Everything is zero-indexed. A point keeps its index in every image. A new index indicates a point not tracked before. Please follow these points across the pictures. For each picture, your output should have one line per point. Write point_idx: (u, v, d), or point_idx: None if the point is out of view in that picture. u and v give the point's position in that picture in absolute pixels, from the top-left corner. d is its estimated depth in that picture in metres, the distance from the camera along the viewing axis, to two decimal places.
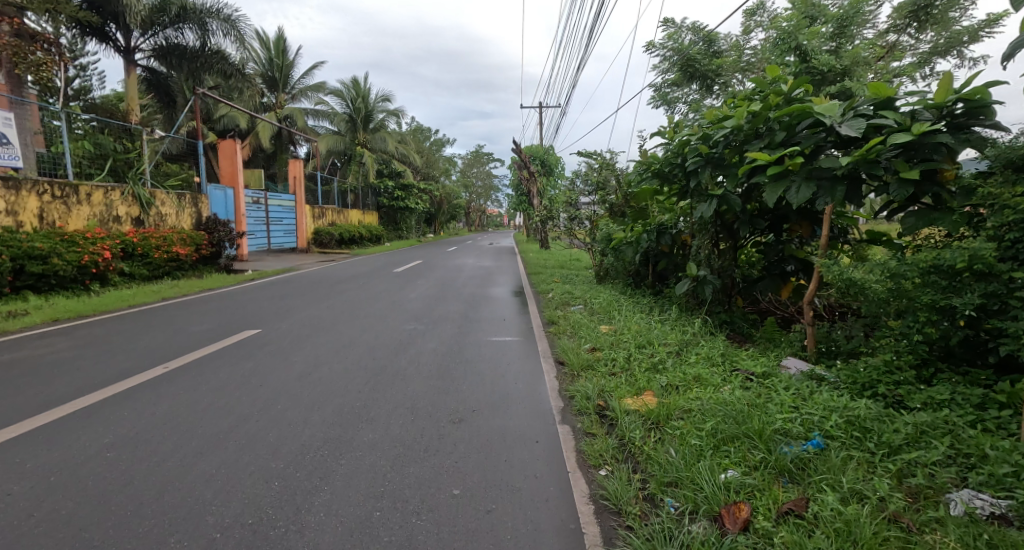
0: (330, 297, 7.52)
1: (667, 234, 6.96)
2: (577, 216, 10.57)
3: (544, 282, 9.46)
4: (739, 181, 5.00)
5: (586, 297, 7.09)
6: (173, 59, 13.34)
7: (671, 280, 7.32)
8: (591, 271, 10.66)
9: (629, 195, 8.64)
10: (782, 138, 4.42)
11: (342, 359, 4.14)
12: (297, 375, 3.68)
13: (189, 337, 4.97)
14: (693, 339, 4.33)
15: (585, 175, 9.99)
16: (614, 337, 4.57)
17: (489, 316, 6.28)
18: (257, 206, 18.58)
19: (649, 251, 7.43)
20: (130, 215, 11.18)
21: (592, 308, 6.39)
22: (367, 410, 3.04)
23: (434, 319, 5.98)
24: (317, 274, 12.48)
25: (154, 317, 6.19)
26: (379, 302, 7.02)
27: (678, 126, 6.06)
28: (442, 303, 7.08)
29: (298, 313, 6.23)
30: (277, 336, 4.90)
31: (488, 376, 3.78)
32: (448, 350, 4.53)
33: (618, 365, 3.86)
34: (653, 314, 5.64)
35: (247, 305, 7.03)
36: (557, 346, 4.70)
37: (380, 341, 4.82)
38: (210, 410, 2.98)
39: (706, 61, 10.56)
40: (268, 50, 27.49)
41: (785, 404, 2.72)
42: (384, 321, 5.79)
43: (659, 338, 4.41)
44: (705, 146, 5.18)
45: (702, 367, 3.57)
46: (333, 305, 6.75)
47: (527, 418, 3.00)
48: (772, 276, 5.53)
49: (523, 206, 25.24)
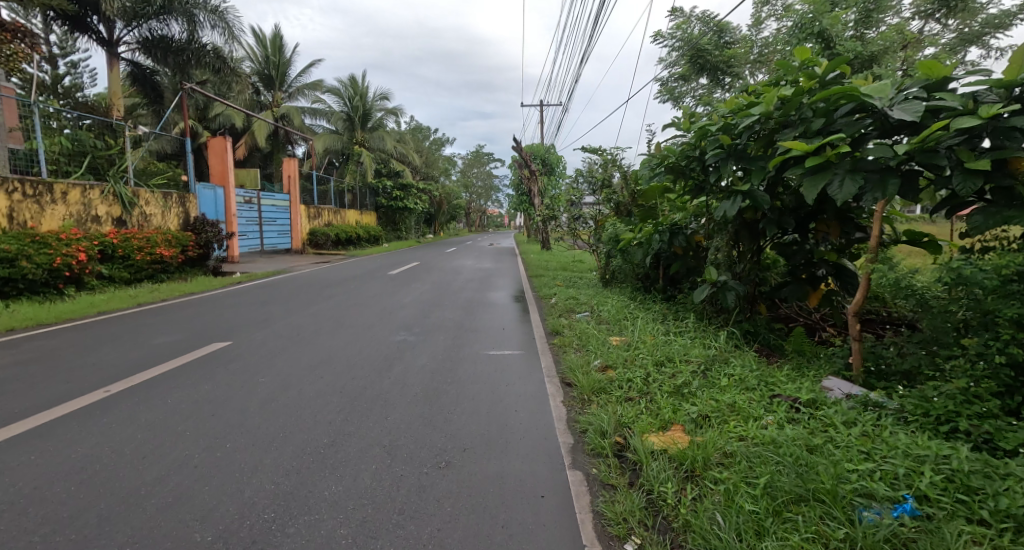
0: (316, 304, 6.98)
1: (681, 235, 6.34)
2: (581, 217, 10.03)
3: (546, 286, 8.93)
4: (765, 175, 4.45)
5: (592, 304, 6.55)
6: (158, 53, 12.81)
7: (685, 285, 6.77)
8: (595, 273, 10.12)
9: (637, 194, 8.11)
10: (819, 125, 3.87)
11: (316, 379, 3.60)
12: (260, 400, 3.16)
13: (151, 351, 4.45)
14: (719, 355, 3.78)
15: (590, 172, 9.45)
16: (629, 353, 4.02)
17: (488, 325, 5.74)
18: (250, 206, 18.01)
19: (660, 254, 6.88)
20: (110, 214, 10.64)
21: (600, 316, 5.85)
22: (335, 452, 2.50)
23: (427, 329, 5.44)
24: (309, 277, 11.95)
25: (121, 326, 5.66)
26: (368, 309, 6.48)
27: (693, 116, 5.53)
28: (437, 310, 6.53)
29: (279, 322, 5.70)
30: (248, 350, 4.38)
31: (483, 401, 3.24)
32: (439, 368, 3.99)
33: (636, 388, 3.32)
34: (669, 325, 5.09)
35: (227, 312, 6.51)
36: (563, 362, 4.16)
37: (363, 356, 4.27)
38: (145, 451, 2.47)
39: (717, 52, 10.04)
40: (264, 47, 27.01)
41: (853, 447, 2.17)
42: (371, 332, 5.24)
43: (680, 354, 3.86)
44: (727, 136, 4.64)
45: (736, 392, 3.03)
46: (317, 313, 6.21)
47: (529, 460, 2.45)
48: (799, 281, 5.04)
49: (523, 206, 24.69)
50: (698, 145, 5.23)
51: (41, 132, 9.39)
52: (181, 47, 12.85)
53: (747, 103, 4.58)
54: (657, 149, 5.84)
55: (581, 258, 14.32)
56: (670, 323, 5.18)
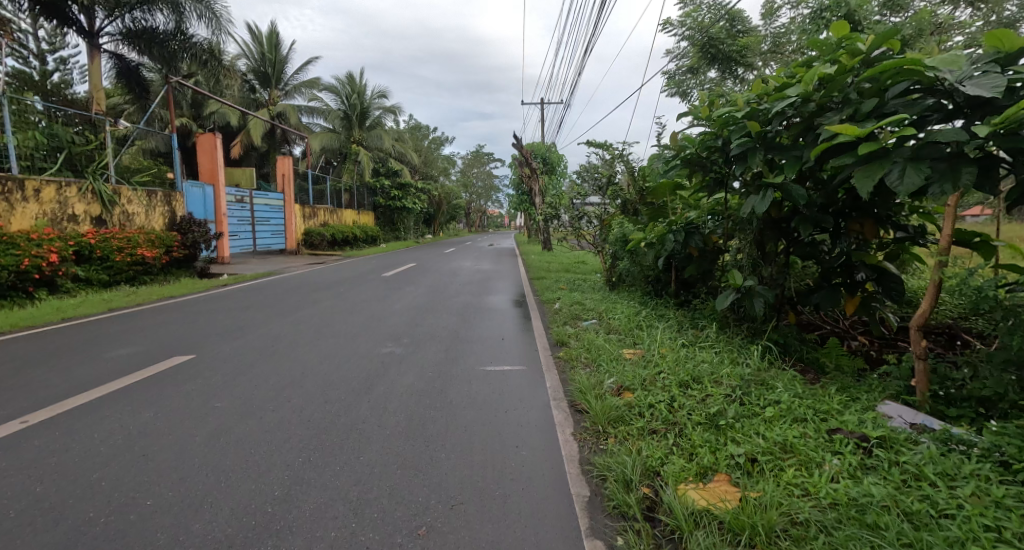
0: (301, 309, 6.45)
1: (696, 235, 5.78)
2: (585, 216, 9.46)
3: (548, 289, 8.39)
4: (800, 166, 3.91)
5: (600, 310, 6.00)
6: (141, 45, 12.26)
7: (704, 290, 6.19)
8: (600, 276, 9.58)
9: (647, 191, 7.56)
10: (869, 108, 3.33)
11: (281, 404, 3.07)
12: (208, 434, 2.64)
13: (100, 367, 3.92)
14: (756, 374, 3.23)
15: (595, 168, 8.92)
16: (647, 372, 3.47)
17: (485, 334, 5.20)
18: (242, 205, 17.46)
19: (673, 255, 6.34)
20: (89, 213, 10.09)
21: (611, 325, 5.30)
22: (286, 513, 1.96)
23: (418, 339, 4.90)
24: (300, 279, 11.43)
25: (82, 335, 5.14)
26: (356, 316, 5.95)
27: (714, 103, 4.99)
28: (430, 317, 5.99)
29: (254, 330, 5.17)
30: (212, 366, 3.85)
31: (477, 435, 2.71)
32: (429, 388, 3.45)
33: (660, 418, 2.78)
34: (690, 336, 4.56)
35: (202, 318, 5.98)
36: (571, 380, 3.62)
37: (342, 373, 3.74)
38: (37, 515, 1.93)
39: (730, 41, 9.51)
40: (259, 44, 26.47)
41: (968, 518, 1.63)
42: (354, 342, 4.71)
43: (708, 374, 3.32)
44: (755, 123, 4.10)
45: (785, 425, 2.49)
46: (299, 320, 5.68)
47: (535, 525, 1.92)
48: (834, 286, 4.49)
49: (523, 206, 24.16)
50: (722, 134, 4.69)
51: (12, 125, 8.85)
52: (165, 38, 12.32)
53: (780, 84, 4.05)
54: (673, 140, 5.30)
55: (584, 259, 13.76)
56: (691, 335, 4.63)
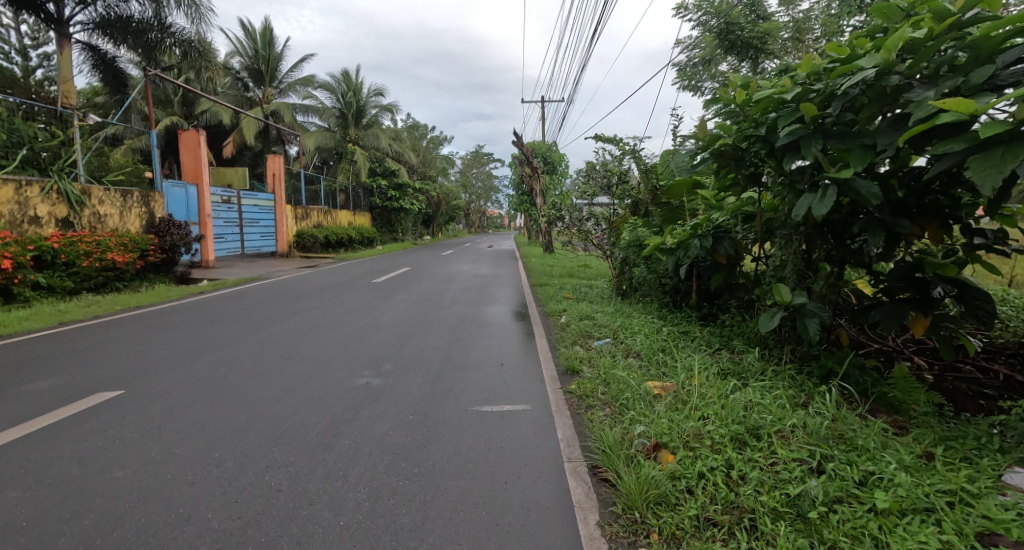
0: (274, 325, 5.68)
1: (726, 240, 5.03)
2: (592, 216, 8.67)
3: (553, 299, 7.62)
4: (871, 158, 3.15)
5: (614, 326, 5.23)
6: (116, 34, 11.49)
7: (733, 303, 5.40)
8: (608, 283, 8.82)
9: (663, 191, 6.77)
10: (980, 78, 2.56)
11: (205, 474, 2.30)
12: (84, 531, 1.87)
13: (6, 406, 3.19)
14: (833, 426, 2.47)
15: (603, 165, 8.15)
16: (688, 421, 2.71)
17: (481, 357, 4.43)
18: (229, 207, 16.69)
19: (697, 263, 5.56)
20: (54, 214, 9.33)
21: (630, 347, 4.53)
22: None
23: (402, 365, 4.14)
24: (286, 284, 10.68)
25: (7, 359, 4.37)
26: (333, 334, 5.18)
27: (750, 85, 4.23)
28: (419, 336, 5.23)
29: (212, 353, 4.42)
30: (139, 407, 3.09)
31: (467, 528, 1.96)
32: (408, 443, 2.69)
33: (718, 502, 2.03)
34: (730, 366, 3.81)
35: (157, 335, 5.20)
36: (588, 430, 2.86)
37: (300, 418, 2.97)
38: None
39: (750, 26, 8.76)
40: (253, 40, 25.64)
41: None
42: (325, 371, 3.95)
43: (771, 427, 2.55)
44: (812, 105, 3.33)
45: (911, 527, 1.73)
46: (268, 339, 4.93)
47: None
48: (899, 302, 3.79)
49: (523, 207, 23.44)
50: (766, 120, 3.91)
51: None
52: (141, 28, 11.55)
53: (844, 56, 3.28)
54: (700, 129, 4.50)
55: (588, 263, 12.98)
56: (731, 364, 3.87)
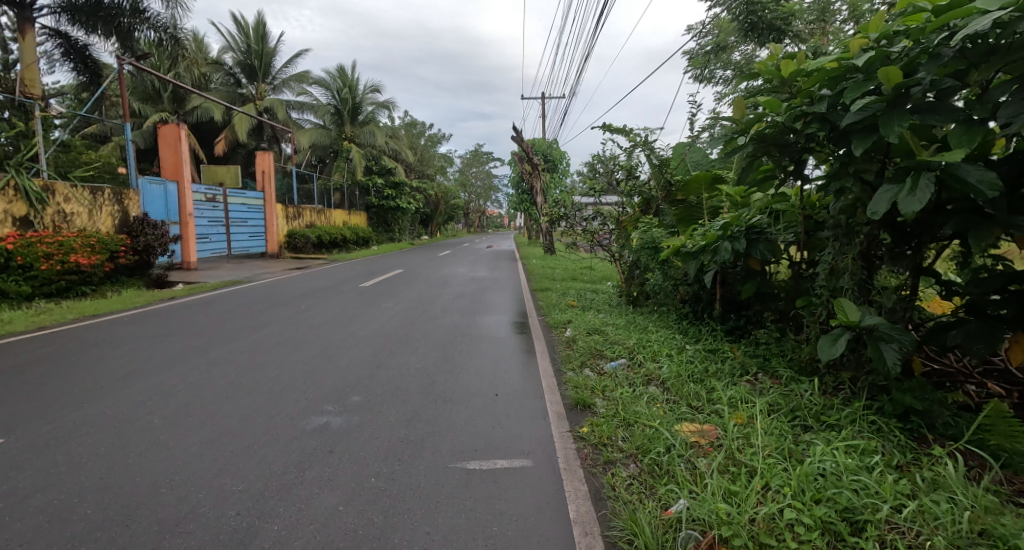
0: (236, 339, 4.94)
1: (762, 243, 4.28)
2: (600, 215, 7.88)
3: (556, 307, 6.86)
4: (979, 137, 2.40)
5: (629, 343, 4.46)
6: (85, 20, 10.81)
7: (767, 316, 4.62)
8: (616, 289, 8.05)
9: (680, 187, 6.01)
10: None
11: None
12: None
13: None
14: (969, 515, 1.72)
15: (612, 159, 7.39)
16: (754, 498, 1.95)
17: (471, 385, 3.66)
18: (215, 205, 15.87)
19: (724, 269, 4.79)
20: (11, 213, 8.58)
21: (652, 372, 3.76)
22: None
23: (374, 398, 3.38)
24: (268, 289, 9.92)
25: None
26: (299, 354, 4.43)
27: (799, 56, 3.46)
28: (400, 355, 4.46)
29: (147, 379, 3.69)
30: (13, 470, 2.34)
31: None
32: (361, 530, 1.94)
33: None
34: (782, 401, 3.06)
35: (95, 354, 4.46)
36: (613, 508, 2.10)
37: (221, 486, 2.23)
38: None
39: (774, 7, 7.98)
40: (245, 35, 24.91)
41: None
42: (278, 406, 3.20)
43: (872, 512, 1.80)
44: (896, 70, 2.56)
45: None
46: (220, 360, 4.19)
47: None
48: (989, 321, 2.99)
49: (524, 206, 22.63)
50: (823, 96, 3.12)
51: None
52: (112, 12, 10.81)
53: (947, 2, 2.46)
54: (736, 108, 3.64)
55: (593, 265, 12.17)
56: (780, 399, 3.12)
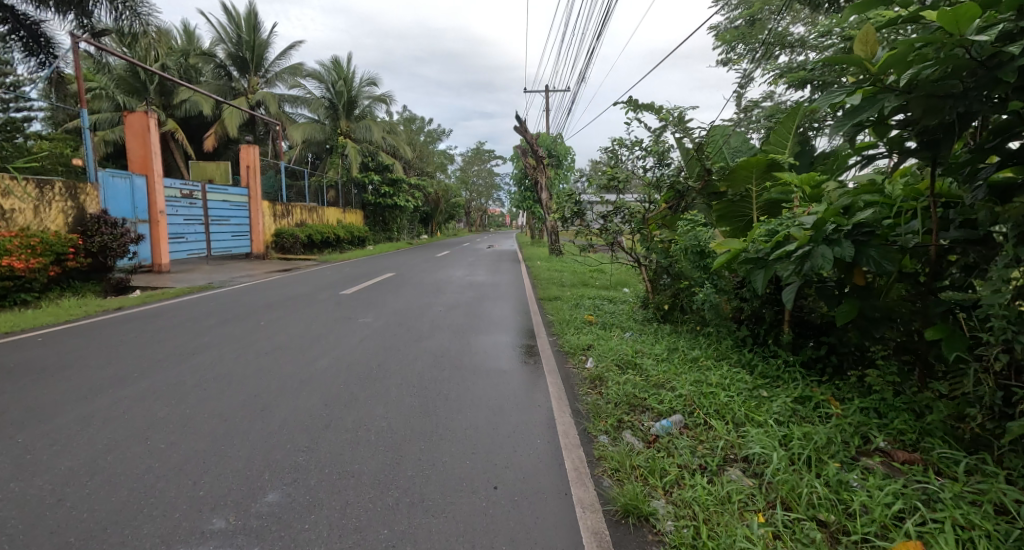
0: (143, 378, 3.67)
1: (876, 250, 2.99)
2: (622, 211, 6.34)
3: (569, 325, 5.61)
4: None
5: (684, 390, 3.16)
6: None
7: (869, 349, 3.33)
8: (637, 300, 6.80)
9: (726, 173, 4.77)
10: None
11: None
12: None
13: None
14: None
15: (637, 144, 6.12)
16: None
17: (458, 467, 2.39)
18: (192, 202, 14.63)
19: (806, 285, 3.50)
20: None
21: (730, 445, 2.48)
22: None
23: (297, 501, 2.11)
24: (236, 296, 8.68)
25: None
26: (220, 406, 3.16)
27: None
28: (362, 405, 3.19)
29: None
30: None
31: None
32: None
33: None
34: (988, 524, 1.77)
35: None
36: None
37: None
38: None
39: None
40: (235, 25, 23.62)
41: None
42: (133, 522, 1.95)
43: None
44: None
45: None
46: (100, 417, 2.95)
47: None
48: None
49: (526, 203, 21.43)
50: None
51: None
52: None
53: None
54: (863, 43, 2.42)
55: (605, 269, 10.86)
56: (977, 515, 1.83)
